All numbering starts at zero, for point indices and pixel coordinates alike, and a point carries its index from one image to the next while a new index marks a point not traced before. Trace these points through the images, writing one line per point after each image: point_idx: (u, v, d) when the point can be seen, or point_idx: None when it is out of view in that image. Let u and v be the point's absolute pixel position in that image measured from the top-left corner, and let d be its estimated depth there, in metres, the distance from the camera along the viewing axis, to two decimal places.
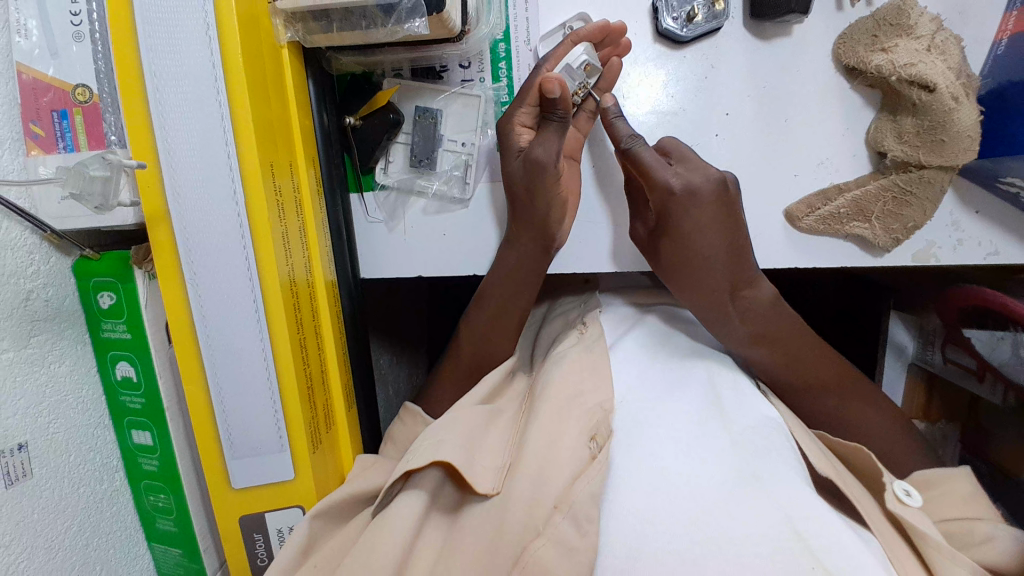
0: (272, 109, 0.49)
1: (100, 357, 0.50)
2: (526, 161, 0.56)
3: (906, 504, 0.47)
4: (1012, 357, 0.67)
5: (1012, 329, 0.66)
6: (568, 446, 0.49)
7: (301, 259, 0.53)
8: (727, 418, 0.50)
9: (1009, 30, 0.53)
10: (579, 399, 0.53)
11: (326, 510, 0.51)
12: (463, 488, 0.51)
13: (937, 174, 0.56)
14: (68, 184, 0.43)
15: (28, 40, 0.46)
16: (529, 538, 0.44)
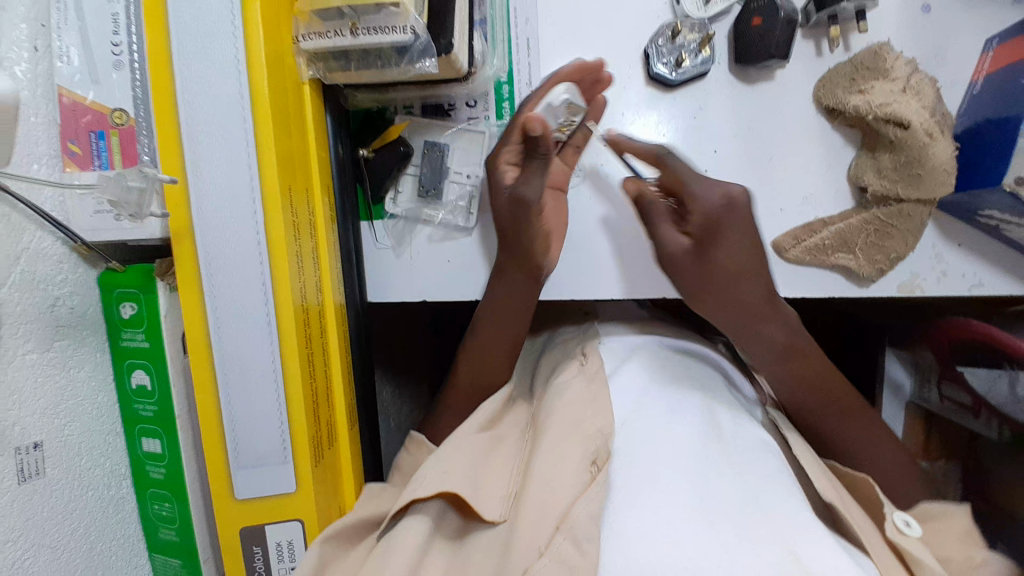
0: (293, 138, 0.53)
1: (117, 365, 0.53)
2: (512, 198, 0.59)
3: (906, 535, 0.48)
4: (1009, 395, 0.66)
5: (1007, 366, 0.66)
6: (569, 467, 0.49)
7: (313, 279, 0.56)
8: (724, 441, 0.51)
9: (983, 70, 0.58)
10: (581, 428, 0.52)
11: (336, 535, 0.52)
12: (466, 515, 0.53)
13: (916, 208, 0.59)
14: (108, 191, 0.48)
15: (69, 66, 0.50)
16: (533, 559, 0.44)
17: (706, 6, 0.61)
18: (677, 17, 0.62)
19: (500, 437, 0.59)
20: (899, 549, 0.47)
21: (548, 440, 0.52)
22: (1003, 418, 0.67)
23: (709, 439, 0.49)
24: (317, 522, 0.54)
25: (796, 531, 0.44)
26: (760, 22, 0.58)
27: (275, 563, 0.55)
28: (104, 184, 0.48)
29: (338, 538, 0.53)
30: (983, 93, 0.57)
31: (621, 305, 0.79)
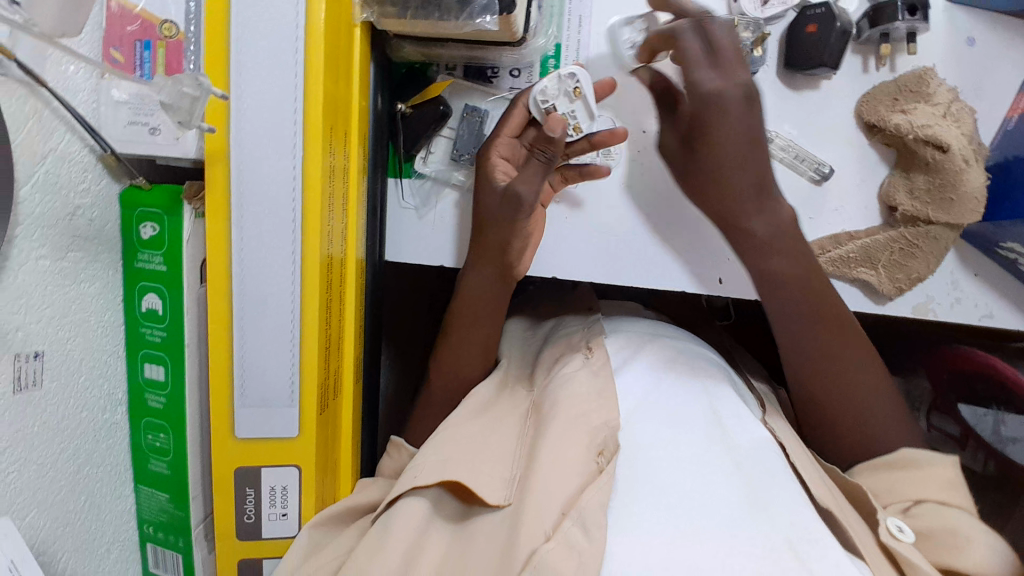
0: (340, 79, 0.52)
1: (130, 288, 0.53)
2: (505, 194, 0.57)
3: (898, 538, 0.48)
4: (995, 434, 0.69)
5: (994, 406, 0.70)
6: (577, 459, 0.49)
7: (339, 229, 0.55)
8: (733, 441, 0.51)
9: (1019, 108, 0.60)
10: (585, 418, 0.52)
11: (326, 520, 0.54)
12: (467, 500, 0.52)
13: (943, 232, 0.61)
14: (164, 92, 0.46)
15: None
16: (539, 542, 0.43)
17: (763, 6, 0.60)
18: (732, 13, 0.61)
19: (499, 419, 0.58)
20: (891, 551, 0.47)
21: (559, 424, 0.52)
22: (991, 451, 0.68)
23: (710, 437, 0.50)
24: (307, 462, 0.53)
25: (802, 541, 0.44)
26: (814, 30, 0.59)
27: (266, 508, 0.55)
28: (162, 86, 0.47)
29: (329, 524, 0.54)
30: (1017, 132, 0.59)
31: (625, 305, 0.77)
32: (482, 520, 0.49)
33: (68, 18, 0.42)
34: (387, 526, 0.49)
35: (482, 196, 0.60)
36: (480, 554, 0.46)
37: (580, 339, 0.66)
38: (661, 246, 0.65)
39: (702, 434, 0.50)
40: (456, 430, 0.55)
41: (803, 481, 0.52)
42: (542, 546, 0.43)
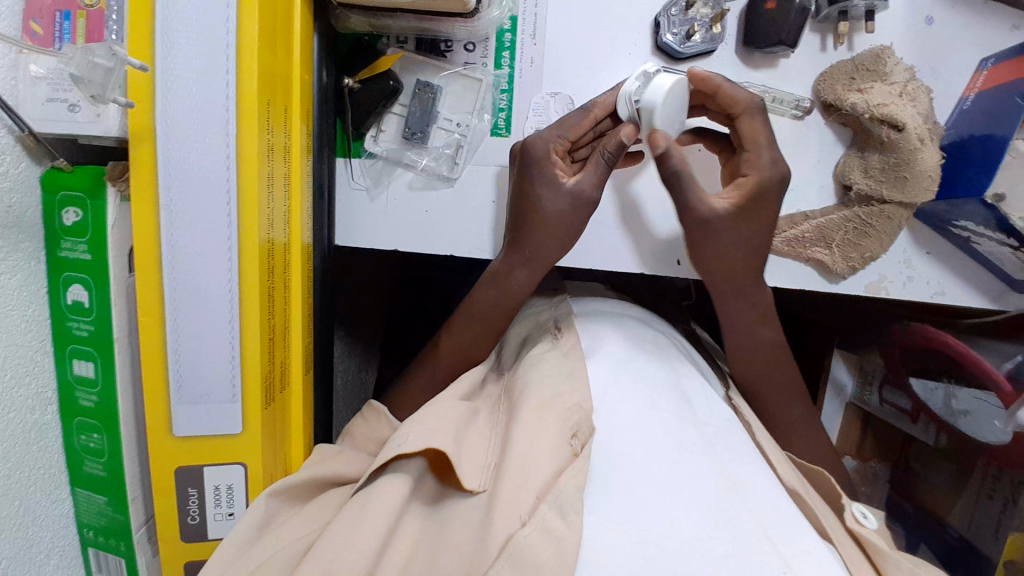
0: (276, 50, 0.48)
1: (54, 278, 0.48)
2: (573, 198, 0.57)
3: (862, 524, 0.52)
4: (945, 408, 0.73)
5: (945, 380, 0.74)
6: (550, 440, 0.47)
7: (282, 213, 0.52)
8: (700, 421, 0.52)
9: (976, 87, 0.62)
10: (560, 399, 0.51)
11: (284, 491, 0.50)
12: (445, 480, 0.50)
13: (897, 211, 0.61)
14: (73, 64, 0.43)
15: None
16: (515, 528, 0.42)
17: None
18: None
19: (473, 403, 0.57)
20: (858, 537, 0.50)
21: (529, 411, 0.50)
22: (941, 425, 0.74)
23: (679, 418, 0.50)
24: (252, 460, 0.51)
25: (771, 519, 0.45)
26: (774, 6, 0.58)
27: (211, 508, 0.52)
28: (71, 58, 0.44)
29: (288, 496, 0.51)
30: (971, 110, 0.61)
31: (589, 286, 0.77)
32: (456, 503, 0.47)
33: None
34: (367, 497, 0.46)
35: (544, 196, 0.57)
36: (452, 545, 0.43)
37: (550, 320, 0.66)
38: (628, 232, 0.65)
39: (670, 417, 0.50)
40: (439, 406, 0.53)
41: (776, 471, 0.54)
42: (517, 532, 0.41)
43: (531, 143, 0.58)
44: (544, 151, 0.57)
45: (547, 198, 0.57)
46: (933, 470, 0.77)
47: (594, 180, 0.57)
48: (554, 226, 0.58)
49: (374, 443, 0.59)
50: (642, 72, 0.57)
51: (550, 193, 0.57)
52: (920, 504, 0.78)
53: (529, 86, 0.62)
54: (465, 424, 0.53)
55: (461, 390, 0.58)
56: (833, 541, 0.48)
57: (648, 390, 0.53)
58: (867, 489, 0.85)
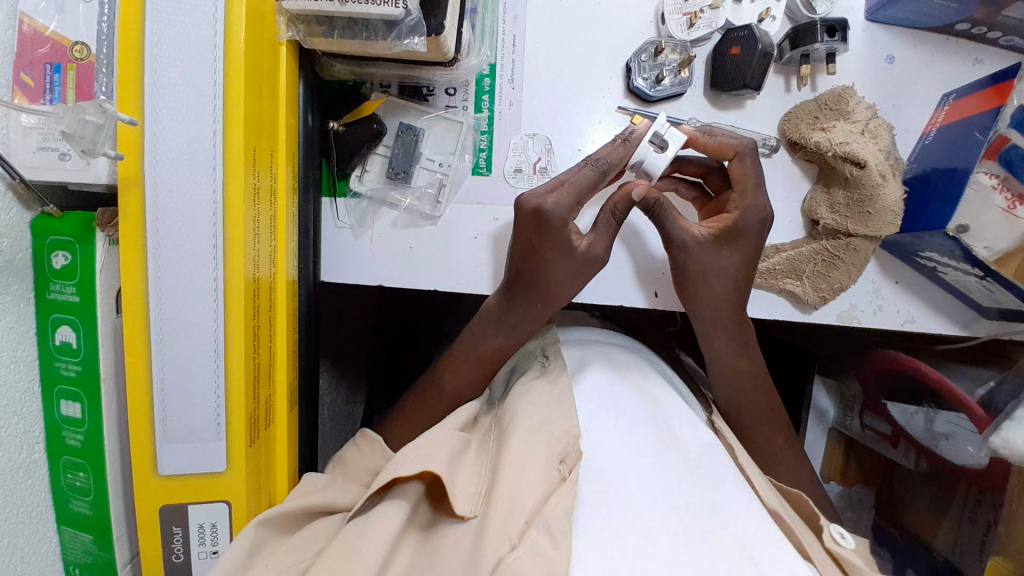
0: (263, 99, 0.51)
1: (43, 319, 0.49)
2: (583, 259, 0.59)
3: (840, 544, 0.52)
4: (926, 431, 0.75)
5: (927, 403, 0.75)
6: (536, 469, 0.48)
7: (267, 252, 0.54)
8: (684, 443, 0.53)
9: (937, 122, 0.65)
10: (546, 427, 0.52)
11: (273, 519, 0.50)
12: (438, 507, 0.51)
13: (863, 244, 0.64)
14: (62, 122, 0.43)
15: None
16: (505, 550, 0.43)
17: (689, 29, 0.62)
18: (661, 35, 0.64)
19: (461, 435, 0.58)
20: (837, 555, 0.51)
21: (517, 439, 0.51)
22: (920, 450, 0.76)
23: (661, 442, 0.52)
24: (237, 498, 0.51)
25: (752, 537, 0.46)
26: (738, 51, 0.61)
27: (195, 545, 0.53)
28: (60, 116, 0.43)
29: (277, 525, 0.51)
30: (932, 144, 0.64)
31: (573, 314, 0.78)
32: (445, 532, 0.48)
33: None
34: (364, 521, 0.47)
35: (553, 261, 0.59)
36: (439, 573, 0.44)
37: (537, 348, 0.68)
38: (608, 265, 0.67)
39: (654, 444, 0.51)
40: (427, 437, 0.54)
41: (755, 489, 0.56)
42: (508, 554, 0.42)
43: (546, 207, 0.57)
44: (559, 218, 0.57)
45: (556, 261, 0.59)
46: (917, 495, 0.78)
47: (605, 242, 0.60)
48: (561, 285, 0.60)
49: (366, 474, 0.60)
50: (653, 133, 0.60)
51: (558, 254, 0.58)
52: (907, 529, 0.79)
53: (509, 127, 0.65)
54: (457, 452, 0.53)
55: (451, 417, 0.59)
56: (810, 555, 0.49)
57: (631, 417, 0.54)
58: (853, 514, 0.85)
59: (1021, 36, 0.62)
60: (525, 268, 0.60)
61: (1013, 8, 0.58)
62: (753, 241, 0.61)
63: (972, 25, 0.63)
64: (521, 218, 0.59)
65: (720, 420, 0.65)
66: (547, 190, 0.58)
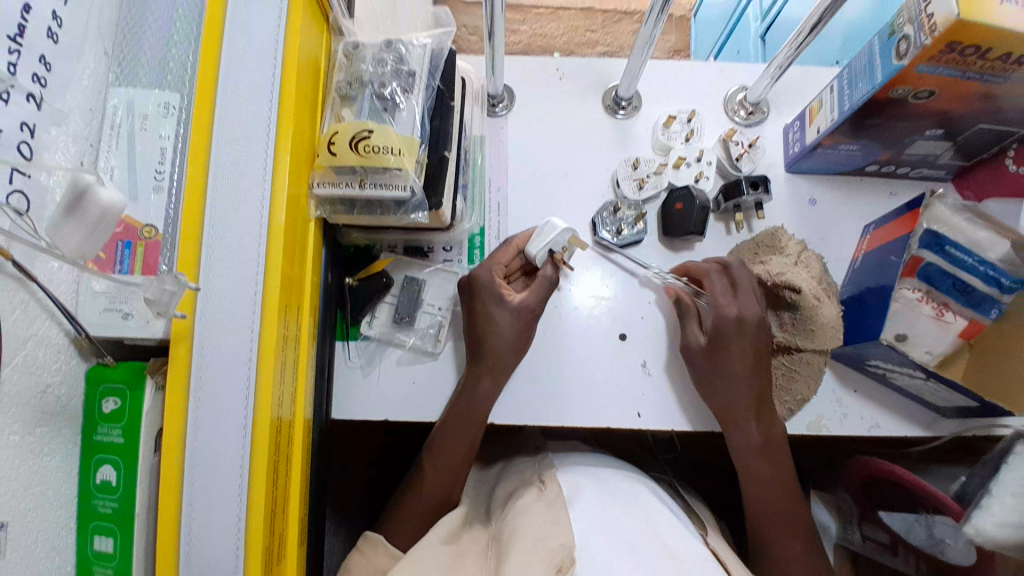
0: (295, 266, 0.62)
1: (86, 460, 0.55)
2: (520, 312, 0.69)
3: None
4: (926, 538, 0.75)
5: (920, 511, 0.75)
6: (536, 574, 0.53)
7: (290, 390, 0.61)
8: (673, 556, 0.57)
9: (861, 250, 0.77)
10: (544, 541, 0.56)
11: None
12: None
13: (813, 356, 0.73)
14: (146, 290, 0.51)
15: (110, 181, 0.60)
16: None
17: (641, 190, 0.77)
18: (618, 197, 0.78)
19: (464, 554, 0.62)
20: None
21: (516, 557, 0.55)
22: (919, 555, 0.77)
23: (651, 555, 0.56)
24: None
25: None
26: (681, 206, 0.74)
27: None
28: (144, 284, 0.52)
29: None
30: (861, 267, 0.75)
31: (567, 441, 0.83)
32: None
33: (92, 240, 0.44)
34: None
35: (494, 313, 0.68)
36: None
37: (533, 474, 0.72)
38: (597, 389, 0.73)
39: (643, 556, 0.55)
40: (414, 568, 0.57)
41: None
42: None
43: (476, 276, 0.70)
44: (485, 277, 0.69)
45: (497, 315, 0.68)
46: None
47: (536, 296, 0.69)
48: (509, 338, 0.68)
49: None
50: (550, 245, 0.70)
51: (498, 309, 0.68)
52: None
53: None
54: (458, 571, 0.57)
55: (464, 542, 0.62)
56: None
57: (617, 527, 0.59)
58: None
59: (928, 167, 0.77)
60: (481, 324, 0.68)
61: (914, 147, 0.73)
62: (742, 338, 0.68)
63: (881, 165, 0.78)
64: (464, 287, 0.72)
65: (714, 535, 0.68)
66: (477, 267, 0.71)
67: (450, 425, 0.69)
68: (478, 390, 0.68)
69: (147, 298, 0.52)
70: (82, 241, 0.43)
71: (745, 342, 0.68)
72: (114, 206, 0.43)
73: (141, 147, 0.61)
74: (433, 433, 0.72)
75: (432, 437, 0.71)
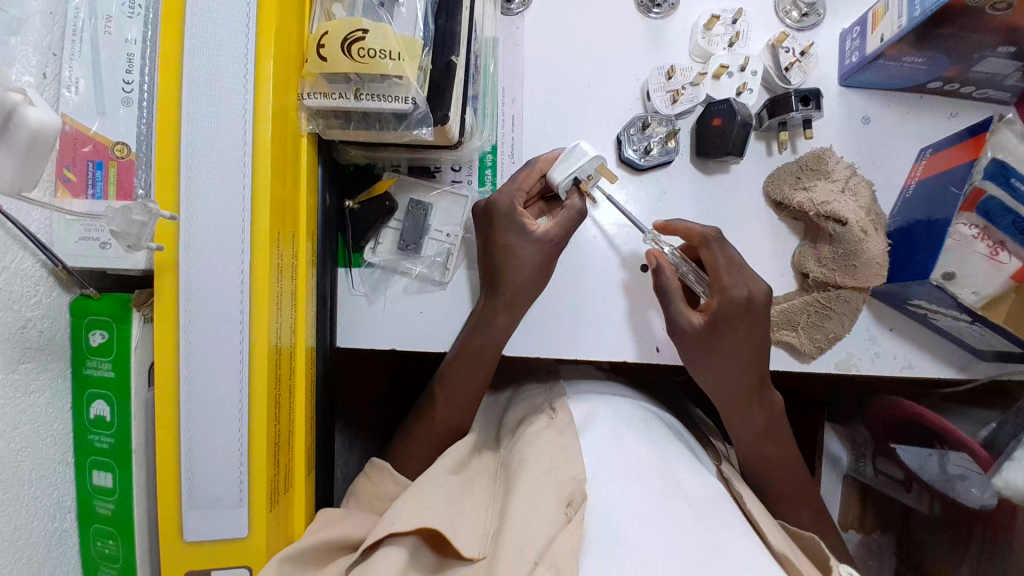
0: (287, 188, 0.56)
1: (78, 394, 0.53)
2: (551, 249, 0.64)
3: None
4: (940, 474, 0.74)
5: (937, 445, 0.74)
6: (544, 511, 0.51)
7: (289, 321, 0.58)
8: (687, 491, 0.55)
9: (915, 176, 0.69)
10: (553, 472, 0.55)
11: (294, 555, 0.51)
12: (443, 552, 0.53)
13: (851, 295, 0.67)
14: (112, 221, 0.47)
15: (76, 95, 0.53)
16: None
17: (673, 104, 0.68)
18: (647, 112, 0.70)
19: (472, 481, 0.60)
20: None
21: (525, 485, 0.54)
22: (934, 493, 0.75)
23: (665, 491, 0.54)
24: (258, 565, 0.53)
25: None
26: (720, 122, 0.66)
27: None
28: (110, 216, 0.48)
29: (299, 561, 0.52)
30: (913, 197, 0.68)
31: (580, 367, 0.81)
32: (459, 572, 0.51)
33: (26, 169, 0.41)
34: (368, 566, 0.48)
35: (518, 249, 0.63)
36: None
37: (544, 402, 0.70)
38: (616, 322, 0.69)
39: (656, 491, 0.53)
40: (428, 485, 0.56)
41: (759, 529, 0.58)
42: None
43: (494, 203, 0.64)
44: (505, 206, 0.63)
45: (519, 248, 0.63)
46: (935, 541, 0.75)
47: (563, 226, 0.64)
48: (529, 276, 0.64)
49: (381, 502, 0.63)
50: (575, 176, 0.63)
51: (520, 242, 0.63)
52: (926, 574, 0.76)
53: None
54: (466, 497, 0.56)
55: (471, 473, 0.61)
56: None
57: (631, 460, 0.57)
58: (873, 562, 0.82)
59: (993, 89, 0.67)
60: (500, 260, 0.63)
61: (982, 66, 0.62)
62: (748, 324, 0.62)
63: (944, 83, 0.68)
64: (478, 217, 0.67)
65: (732, 473, 0.66)
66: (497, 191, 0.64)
67: (462, 355, 0.66)
68: (494, 322, 0.64)
69: (115, 231, 0.48)
70: (14, 171, 0.40)
71: (748, 326, 0.62)
72: (44, 130, 0.40)
73: (106, 53, 0.54)
74: (444, 361, 0.68)
75: (442, 367, 0.68)
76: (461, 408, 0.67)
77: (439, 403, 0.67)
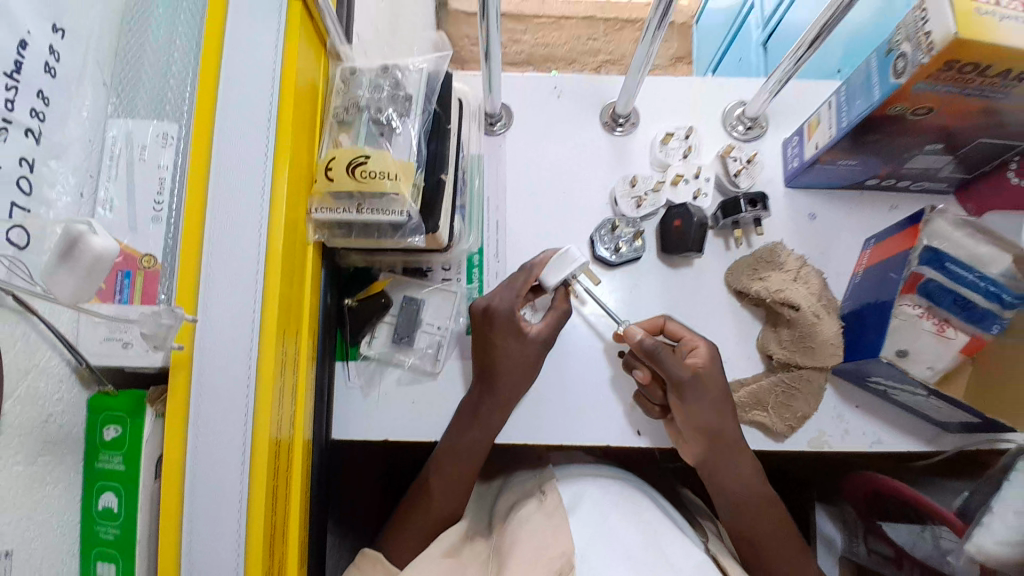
0: (293, 291, 0.62)
1: (88, 486, 0.56)
2: (542, 348, 0.70)
3: None
4: (934, 549, 0.74)
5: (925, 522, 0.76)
6: None
7: (289, 414, 0.62)
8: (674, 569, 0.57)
9: (862, 264, 0.77)
10: (543, 552, 0.56)
11: None
12: None
13: (813, 374, 0.73)
14: (141, 325, 0.52)
15: (111, 214, 0.61)
16: None
17: (638, 207, 0.77)
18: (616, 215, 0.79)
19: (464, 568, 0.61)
20: None
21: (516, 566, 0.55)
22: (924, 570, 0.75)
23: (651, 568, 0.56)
24: None
25: None
26: (680, 224, 0.74)
27: None
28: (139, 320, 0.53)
29: None
30: (861, 281, 0.74)
31: (569, 454, 0.83)
32: None
33: (85, 288, 0.44)
34: None
35: (509, 349, 0.68)
36: None
37: (534, 487, 0.72)
38: (599, 407, 0.73)
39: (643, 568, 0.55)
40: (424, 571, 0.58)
41: None
42: None
43: (495, 307, 0.69)
44: (505, 311, 0.69)
45: (507, 346, 0.68)
46: None
47: (554, 326, 0.70)
48: (514, 368, 0.68)
49: None
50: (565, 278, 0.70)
51: (519, 344, 0.68)
52: None
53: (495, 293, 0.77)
54: None
55: (464, 560, 0.62)
56: None
57: (617, 538, 0.59)
58: None
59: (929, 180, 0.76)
60: (491, 360, 0.68)
61: (914, 162, 0.72)
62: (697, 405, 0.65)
63: (881, 179, 0.78)
64: (476, 318, 0.71)
65: (719, 552, 0.67)
66: (495, 293, 0.70)
67: (455, 444, 0.69)
68: (488, 416, 0.69)
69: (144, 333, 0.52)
70: (75, 289, 0.44)
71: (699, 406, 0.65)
72: (107, 253, 0.44)
73: (140, 179, 0.62)
74: (438, 451, 0.71)
75: (436, 453, 0.71)
76: (453, 494, 0.69)
77: (432, 489, 0.69)
